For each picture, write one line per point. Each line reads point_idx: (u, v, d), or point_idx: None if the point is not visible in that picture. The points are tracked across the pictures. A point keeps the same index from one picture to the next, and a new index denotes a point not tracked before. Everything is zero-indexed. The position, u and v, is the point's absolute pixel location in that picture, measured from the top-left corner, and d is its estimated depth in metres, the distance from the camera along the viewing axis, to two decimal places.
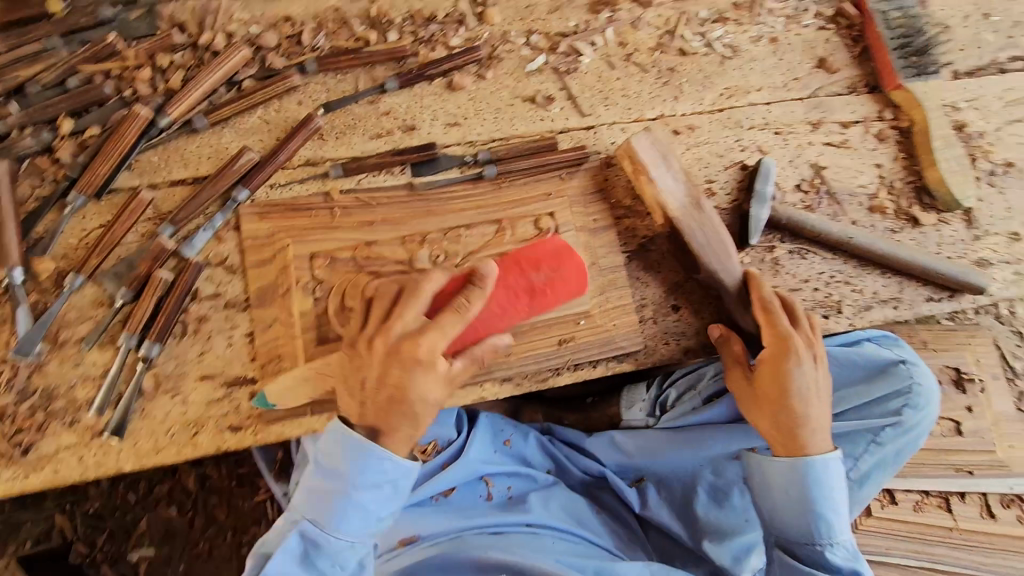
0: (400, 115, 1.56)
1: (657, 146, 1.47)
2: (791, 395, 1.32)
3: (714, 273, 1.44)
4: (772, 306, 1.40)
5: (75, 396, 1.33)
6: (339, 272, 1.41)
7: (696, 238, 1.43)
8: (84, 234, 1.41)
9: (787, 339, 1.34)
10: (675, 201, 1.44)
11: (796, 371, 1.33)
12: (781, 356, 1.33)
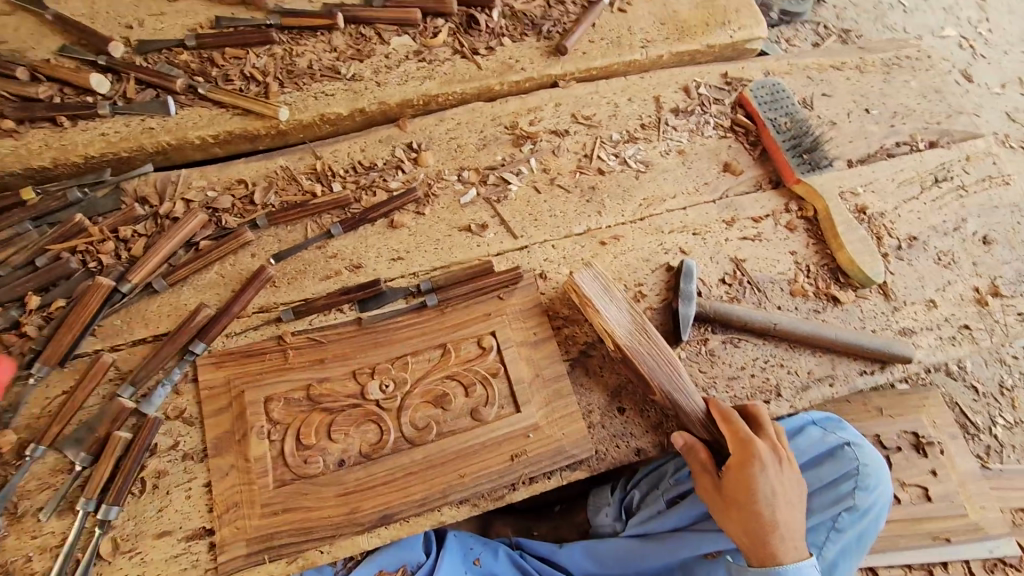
0: (347, 256, 1.70)
1: (601, 282, 1.58)
2: (761, 501, 1.37)
3: (670, 396, 1.51)
4: (734, 416, 1.48)
5: (32, 568, 1.33)
6: (293, 412, 1.47)
7: (647, 363, 1.52)
8: (46, 402, 1.47)
9: (752, 444, 1.41)
10: (622, 329, 1.54)
11: (762, 476, 1.38)
12: (746, 462, 1.39)
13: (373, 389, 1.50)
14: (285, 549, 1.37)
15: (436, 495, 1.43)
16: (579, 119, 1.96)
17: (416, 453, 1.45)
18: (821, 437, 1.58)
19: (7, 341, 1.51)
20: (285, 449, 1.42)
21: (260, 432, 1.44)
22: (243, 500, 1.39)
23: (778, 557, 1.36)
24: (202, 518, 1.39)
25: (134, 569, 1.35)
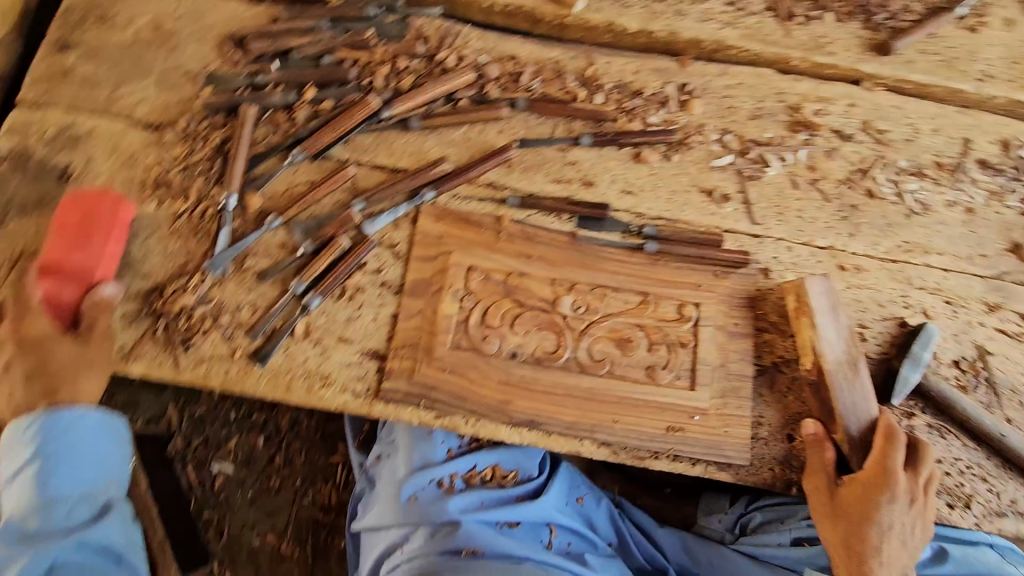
0: (584, 168, 1.65)
1: (830, 296, 1.45)
2: (871, 525, 1.33)
3: (852, 440, 1.38)
4: (891, 438, 1.36)
5: (239, 316, 1.49)
6: (488, 289, 1.51)
7: (844, 399, 1.40)
8: (291, 185, 1.60)
9: (893, 476, 1.32)
10: (832, 356, 1.42)
11: (884, 506, 1.32)
12: (875, 487, 1.33)
13: (566, 303, 1.50)
14: (438, 404, 1.45)
15: (585, 426, 1.43)
16: (870, 130, 1.74)
17: (582, 380, 1.45)
18: (996, 563, 1.50)
19: (278, 120, 1.65)
20: (471, 319, 1.48)
21: (455, 293, 1.50)
22: (420, 345, 1.47)
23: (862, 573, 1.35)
24: (380, 342, 1.49)
25: (313, 357, 1.48)
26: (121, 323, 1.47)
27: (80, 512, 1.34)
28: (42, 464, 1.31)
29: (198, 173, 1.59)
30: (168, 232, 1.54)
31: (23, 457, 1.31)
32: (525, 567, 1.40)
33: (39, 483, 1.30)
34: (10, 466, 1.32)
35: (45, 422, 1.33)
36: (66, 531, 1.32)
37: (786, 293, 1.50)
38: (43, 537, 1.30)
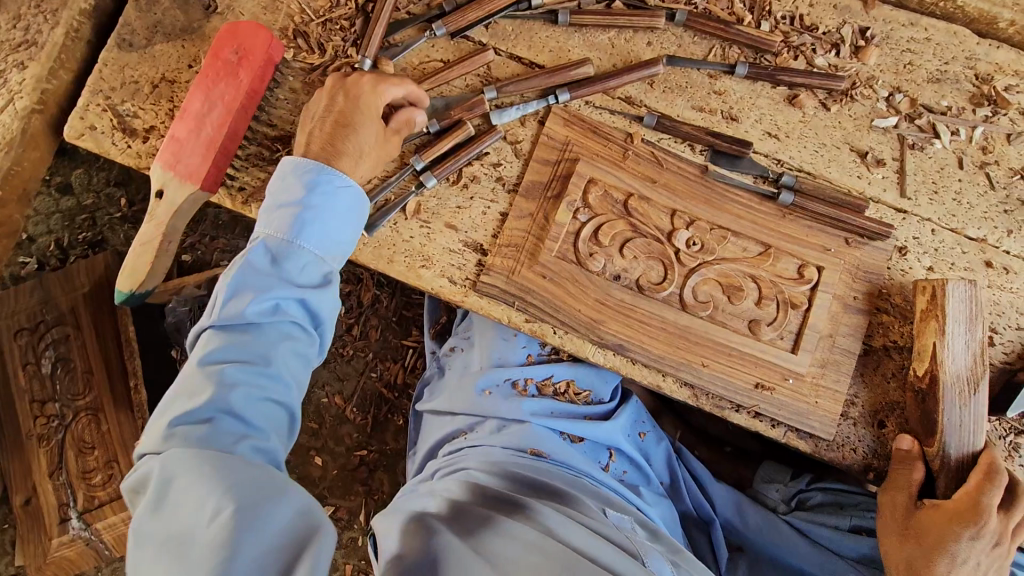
0: (730, 101, 1.54)
1: (970, 304, 1.29)
2: (946, 559, 1.21)
3: (943, 455, 1.28)
4: (996, 480, 1.24)
5: None
6: (604, 206, 1.45)
7: (951, 416, 1.27)
8: (426, 60, 1.57)
9: (985, 515, 1.20)
10: (953, 366, 1.28)
11: (965, 542, 1.21)
12: (960, 520, 1.21)
13: (682, 237, 1.44)
14: (531, 309, 1.44)
15: (672, 362, 1.41)
16: None
17: (680, 318, 1.41)
18: None
19: None
20: (581, 232, 1.44)
21: (571, 203, 1.45)
22: (524, 247, 1.46)
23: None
24: (485, 237, 1.48)
25: (418, 236, 1.48)
26: (245, 165, 1.51)
27: (313, 267, 1.23)
28: (310, 203, 1.24)
29: (337, 29, 1.56)
30: (301, 85, 1.55)
31: (294, 188, 1.25)
32: (584, 483, 1.43)
33: (292, 223, 1.22)
34: (274, 200, 1.26)
35: (318, 171, 1.27)
36: (296, 277, 1.21)
37: (919, 290, 1.33)
38: (276, 272, 1.19)
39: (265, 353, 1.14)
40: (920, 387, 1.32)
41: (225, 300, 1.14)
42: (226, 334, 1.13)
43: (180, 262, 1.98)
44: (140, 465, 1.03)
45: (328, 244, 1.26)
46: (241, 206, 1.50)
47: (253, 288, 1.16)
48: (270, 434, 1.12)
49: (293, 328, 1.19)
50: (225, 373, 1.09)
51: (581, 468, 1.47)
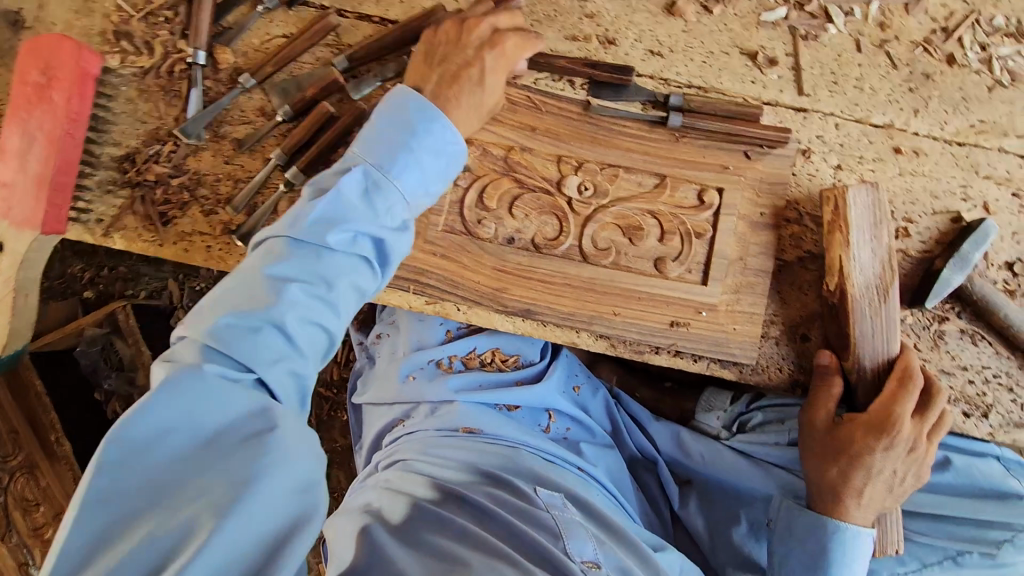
0: (605, 23, 1.40)
1: (875, 211, 1.27)
2: (864, 471, 1.26)
3: (858, 367, 1.30)
4: (911, 389, 1.27)
5: (219, 189, 1.40)
6: (485, 166, 1.35)
7: (863, 327, 1.29)
8: (267, 39, 1.40)
9: (899, 423, 1.25)
10: (861, 278, 1.28)
11: (881, 453, 1.25)
12: (875, 431, 1.25)
13: (572, 184, 1.35)
14: (429, 290, 1.36)
15: (583, 317, 1.36)
16: None
17: (583, 270, 1.35)
18: (1001, 475, 1.36)
19: None
20: (464, 200, 1.34)
21: None
22: None
23: (843, 521, 1.28)
24: None
25: None
26: (97, 193, 1.39)
27: (397, 211, 1.09)
28: (417, 143, 1.11)
29: (161, 22, 1.39)
30: (136, 93, 1.40)
31: (398, 127, 1.12)
32: (522, 456, 1.39)
33: (398, 160, 1.10)
34: (376, 123, 1.12)
35: (429, 121, 1.14)
36: (380, 216, 1.07)
37: (824, 201, 1.31)
38: (362, 206, 1.05)
39: (332, 276, 1.01)
40: (835, 301, 1.31)
41: (303, 216, 1.01)
42: (299, 250, 1.00)
43: (83, 299, 1.90)
44: (175, 353, 0.92)
45: (417, 189, 1.12)
46: (104, 238, 1.39)
47: (327, 214, 1.02)
48: (311, 356, 0.99)
49: (359, 264, 1.04)
50: (287, 287, 0.96)
51: (518, 437, 1.42)
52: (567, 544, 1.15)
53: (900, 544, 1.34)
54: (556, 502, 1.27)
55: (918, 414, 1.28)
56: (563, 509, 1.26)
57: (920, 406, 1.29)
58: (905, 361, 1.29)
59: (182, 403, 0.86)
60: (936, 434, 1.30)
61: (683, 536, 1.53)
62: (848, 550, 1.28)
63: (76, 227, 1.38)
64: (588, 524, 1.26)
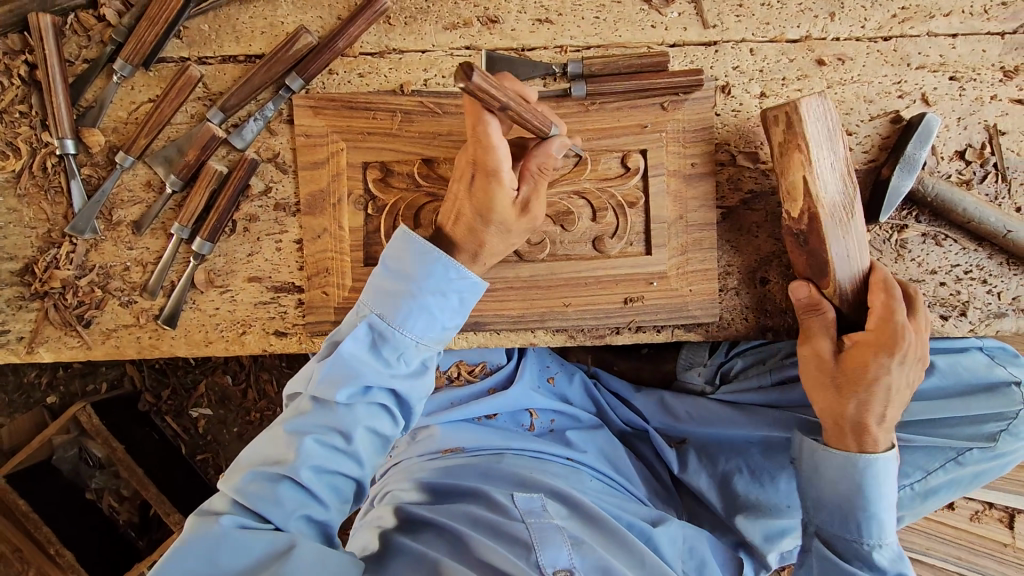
0: (482, 1, 1.29)
1: (828, 122, 1.14)
2: (880, 392, 1.12)
3: (838, 294, 1.21)
4: (895, 292, 1.16)
5: (131, 278, 1.33)
6: (394, 188, 1.28)
7: (837, 250, 1.18)
8: (134, 107, 1.30)
9: (901, 331, 1.11)
10: (829, 199, 1.16)
11: (894, 368, 1.11)
12: (881, 346, 1.11)
13: None
14: None
15: (534, 316, 1.30)
16: None
17: (522, 269, 1.28)
18: (986, 368, 1.34)
19: (87, 23, 1.27)
20: (381, 228, 1.29)
21: (357, 200, 1.29)
22: (334, 268, 1.30)
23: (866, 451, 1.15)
24: (292, 274, 1.33)
25: (224, 305, 1.33)
26: (9, 312, 1.33)
27: (412, 357, 1.00)
28: (426, 292, 1.00)
29: (17, 118, 1.29)
30: (17, 199, 1.31)
31: (405, 275, 1.01)
32: (506, 459, 1.35)
33: (406, 310, 0.99)
34: (389, 274, 1.02)
35: (435, 264, 1.02)
36: (395, 368, 0.99)
37: (773, 120, 1.17)
38: (374, 363, 0.97)
39: (350, 430, 0.95)
40: (800, 227, 1.21)
41: (323, 373, 0.96)
42: (318, 405, 0.96)
43: (48, 405, 1.83)
44: (211, 501, 0.95)
45: (432, 335, 1.01)
46: (30, 355, 1.34)
47: (339, 377, 0.95)
48: (331, 502, 0.97)
49: (377, 414, 0.98)
50: (303, 443, 0.93)
51: (499, 443, 1.38)
52: (539, 555, 1.08)
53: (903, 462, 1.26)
54: (535, 507, 1.19)
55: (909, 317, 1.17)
56: (542, 515, 1.18)
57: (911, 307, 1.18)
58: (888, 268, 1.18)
59: (206, 550, 0.87)
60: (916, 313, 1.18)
61: (691, 501, 1.49)
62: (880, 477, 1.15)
63: None
64: (569, 526, 1.18)
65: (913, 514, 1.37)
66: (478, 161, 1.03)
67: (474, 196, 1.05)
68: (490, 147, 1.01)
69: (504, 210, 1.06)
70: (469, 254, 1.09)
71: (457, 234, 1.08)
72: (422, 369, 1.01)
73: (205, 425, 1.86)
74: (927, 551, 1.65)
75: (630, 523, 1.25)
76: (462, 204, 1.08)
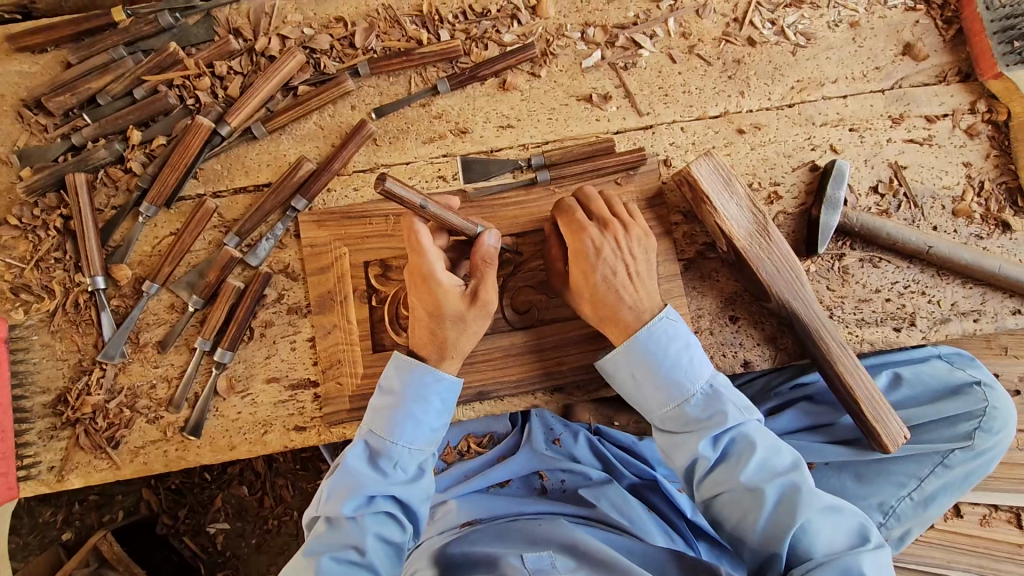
0: (453, 118, 1.53)
1: (720, 173, 1.38)
2: (604, 289, 1.31)
3: (786, 303, 1.37)
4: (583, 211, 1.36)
5: (157, 394, 1.43)
6: (393, 281, 1.45)
7: (767, 267, 1.36)
8: (157, 241, 1.48)
9: (587, 237, 1.32)
10: (741, 230, 1.37)
11: (601, 268, 1.31)
12: (580, 253, 1.32)
13: None
14: None
15: (532, 378, 1.43)
16: None
17: (516, 336, 1.43)
18: (948, 371, 1.49)
19: (115, 176, 1.47)
20: (385, 316, 1.43)
21: (362, 295, 1.44)
22: (346, 358, 1.43)
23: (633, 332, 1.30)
24: (307, 369, 1.45)
25: (245, 408, 1.43)
26: (42, 443, 1.41)
27: (408, 461, 1.20)
28: (411, 402, 1.21)
29: (54, 264, 1.44)
30: (50, 335, 1.44)
31: (392, 390, 1.23)
32: (518, 524, 1.41)
33: (394, 422, 1.20)
34: (378, 398, 1.25)
35: (414, 373, 1.23)
36: (394, 476, 1.19)
37: (678, 185, 1.42)
38: (374, 475, 1.18)
39: (361, 542, 1.13)
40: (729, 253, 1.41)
41: (330, 492, 1.16)
42: (330, 526, 1.15)
43: (63, 542, 1.82)
44: None
45: (422, 439, 1.21)
46: (60, 483, 1.40)
47: (345, 492, 1.15)
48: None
49: (384, 521, 1.16)
50: (320, 563, 1.10)
51: (513, 510, 1.47)
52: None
53: (906, 430, 1.37)
54: (543, 565, 1.19)
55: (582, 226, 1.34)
56: (550, 571, 1.18)
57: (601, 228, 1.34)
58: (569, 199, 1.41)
59: None
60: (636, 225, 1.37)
61: (711, 541, 1.52)
62: (653, 354, 1.27)
63: (32, 483, 1.40)
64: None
65: (919, 523, 1.45)
66: (417, 269, 1.22)
67: (423, 298, 1.23)
68: (421, 253, 1.20)
69: (454, 306, 1.22)
70: (435, 355, 1.26)
71: (423, 339, 1.26)
72: (417, 471, 1.21)
73: (223, 540, 1.86)
74: (950, 563, 1.64)
75: (643, 554, 1.34)
76: (418, 313, 1.25)
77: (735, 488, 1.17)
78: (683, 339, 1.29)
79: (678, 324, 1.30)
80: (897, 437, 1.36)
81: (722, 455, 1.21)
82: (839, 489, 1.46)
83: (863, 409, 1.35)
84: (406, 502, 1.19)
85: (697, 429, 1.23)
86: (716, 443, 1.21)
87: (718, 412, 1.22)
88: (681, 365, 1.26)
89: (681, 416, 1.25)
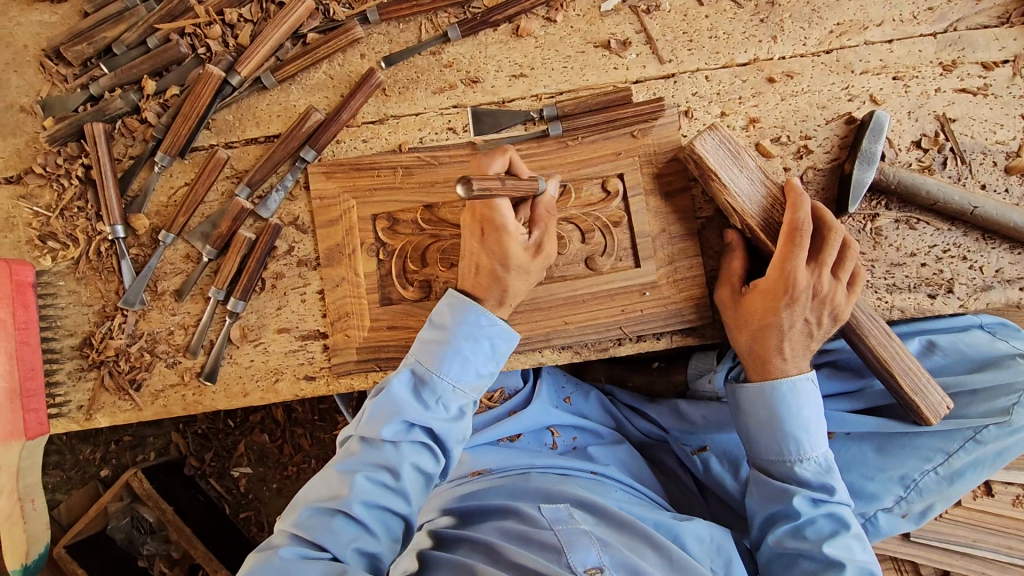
0: (464, 66, 1.47)
1: (726, 148, 1.29)
2: (771, 331, 1.24)
3: None
4: (803, 236, 1.22)
5: (175, 340, 1.48)
6: (401, 234, 1.43)
7: None
8: (173, 191, 1.50)
9: (792, 276, 1.21)
10: (753, 208, 1.29)
11: (784, 312, 1.22)
12: (774, 291, 1.23)
13: None
14: (394, 361, 1.43)
15: (539, 336, 1.41)
16: None
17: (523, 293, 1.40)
18: (988, 342, 1.39)
19: (132, 126, 1.49)
20: (393, 270, 1.43)
21: (369, 249, 1.44)
22: (353, 312, 1.44)
23: (772, 379, 1.25)
24: (317, 321, 1.47)
25: (258, 356, 1.47)
26: (71, 384, 1.49)
27: (451, 400, 1.14)
28: (460, 338, 1.15)
29: (77, 213, 1.49)
30: (76, 282, 1.49)
31: (443, 325, 1.16)
32: (532, 477, 1.38)
33: (442, 357, 1.14)
34: (426, 332, 1.19)
35: (470, 312, 1.17)
36: (436, 411, 1.13)
37: (685, 162, 1.34)
38: (416, 404, 1.12)
39: (397, 467, 1.08)
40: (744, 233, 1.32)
41: (372, 414, 1.11)
42: (366, 444, 1.10)
43: (101, 478, 1.94)
44: (268, 540, 1.06)
45: (466, 379, 1.15)
46: (89, 421, 1.49)
47: (385, 416, 1.10)
48: (381, 536, 1.08)
49: (420, 451, 1.11)
50: (354, 480, 1.06)
51: (523, 463, 1.42)
52: (569, 558, 1.11)
53: (948, 400, 1.31)
54: (561, 516, 1.22)
55: (791, 251, 1.21)
56: (569, 522, 1.21)
57: (814, 252, 1.25)
58: (819, 206, 1.29)
59: None
60: (843, 269, 1.25)
61: (717, 504, 1.51)
62: (787, 409, 1.23)
63: (64, 419, 1.49)
64: (597, 531, 1.21)
65: (942, 499, 1.37)
66: (486, 217, 1.15)
67: (489, 247, 1.17)
68: (495, 207, 1.13)
69: (520, 255, 1.17)
70: (495, 299, 1.20)
71: (482, 282, 1.20)
72: (460, 410, 1.15)
73: (246, 483, 1.95)
74: (975, 542, 1.58)
75: (658, 522, 1.28)
76: (480, 257, 1.19)
77: (816, 554, 1.15)
78: (818, 410, 1.25)
79: (817, 389, 1.27)
80: (938, 408, 1.31)
81: (812, 521, 1.19)
82: (857, 461, 1.41)
83: (900, 384, 1.29)
84: (446, 438, 1.13)
85: (798, 486, 1.22)
86: (816, 507, 1.19)
87: (827, 484, 1.21)
88: (809, 430, 1.23)
89: (788, 471, 1.23)
